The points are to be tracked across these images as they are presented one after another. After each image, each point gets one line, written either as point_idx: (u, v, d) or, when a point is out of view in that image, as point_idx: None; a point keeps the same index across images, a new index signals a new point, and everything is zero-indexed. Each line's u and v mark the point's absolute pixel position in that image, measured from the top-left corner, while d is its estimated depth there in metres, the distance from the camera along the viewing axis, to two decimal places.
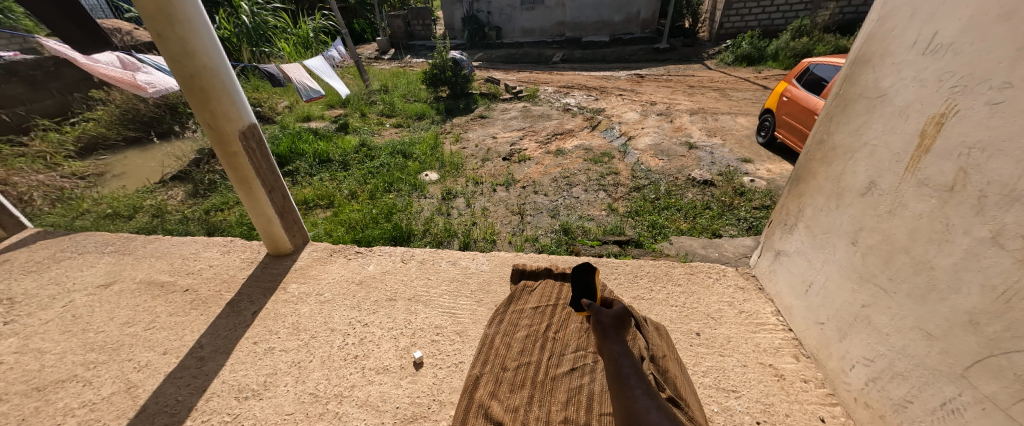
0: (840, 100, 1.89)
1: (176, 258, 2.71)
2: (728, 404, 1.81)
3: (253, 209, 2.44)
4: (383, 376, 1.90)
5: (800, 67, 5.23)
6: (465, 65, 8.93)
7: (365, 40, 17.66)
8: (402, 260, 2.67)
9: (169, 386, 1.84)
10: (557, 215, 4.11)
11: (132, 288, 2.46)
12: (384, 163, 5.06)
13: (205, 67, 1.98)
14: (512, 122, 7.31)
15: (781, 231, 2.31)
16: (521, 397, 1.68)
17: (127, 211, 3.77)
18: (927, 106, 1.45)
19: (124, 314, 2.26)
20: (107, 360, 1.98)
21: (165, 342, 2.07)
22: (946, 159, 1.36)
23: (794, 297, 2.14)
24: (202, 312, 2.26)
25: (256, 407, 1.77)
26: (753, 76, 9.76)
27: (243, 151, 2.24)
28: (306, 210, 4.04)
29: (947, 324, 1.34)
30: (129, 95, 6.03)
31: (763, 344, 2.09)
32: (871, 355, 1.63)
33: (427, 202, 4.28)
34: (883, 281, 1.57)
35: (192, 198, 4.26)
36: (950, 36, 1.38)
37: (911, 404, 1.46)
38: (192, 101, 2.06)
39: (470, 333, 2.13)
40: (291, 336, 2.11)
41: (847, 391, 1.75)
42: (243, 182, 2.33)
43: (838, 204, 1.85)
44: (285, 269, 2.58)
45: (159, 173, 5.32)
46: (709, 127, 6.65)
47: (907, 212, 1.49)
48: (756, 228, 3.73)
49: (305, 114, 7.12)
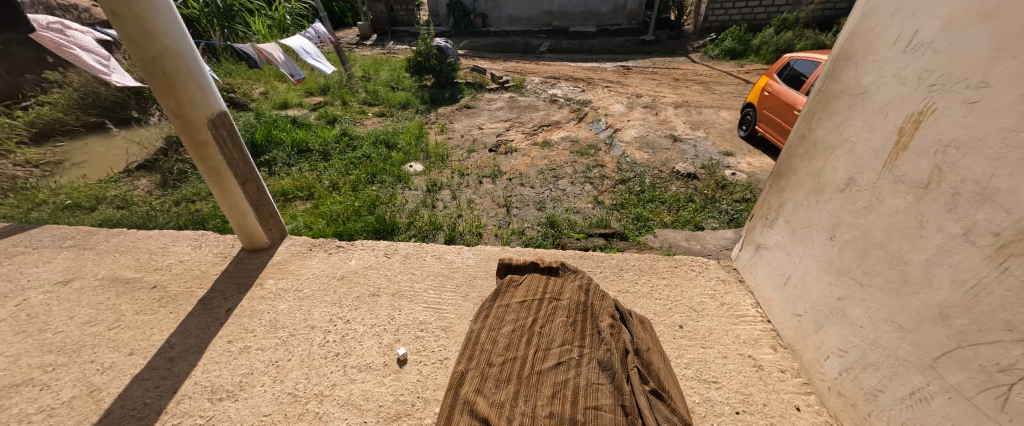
0: (822, 97, 1.93)
1: (143, 253, 2.58)
2: (709, 395, 1.84)
3: (226, 202, 2.33)
4: (366, 373, 1.85)
5: (782, 62, 5.30)
6: (450, 52, 8.72)
7: (345, 24, 17.15)
8: (385, 254, 2.60)
9: (136, 388, 1.75)
10: (544, 208, 4.07)
11: (95, 284, 2.32)
12: (366, 154, 4.91)
13: (168, 50, 1.84)
14: (498, 112, 7.20)
15: (761, 225, 2.35)
16: (507, 392, 1.68)
17: (89, 203, 3.55)
18: (906, 103, 1.47)
19: (86, 313, 2.13)
20: (68, 362, 1.87)
21: (131, 342, 1.96)
22: (922, 157, 1.39)
23: (773, 289, 2.18)
24: (172, 310, 2.16)
25: (231, 408, 1.70)
26: (735, 70, 9.89)
27: (213, 140, 2.12)
28: (285, 202, 3.90)
29: (918, 317, 1.38)
30: (88, 77, 5.58)
31: (743, 335, 2.13)
32: (845, 346, 1.68)
33: (412, 194, 4.18)
34: (859, 275, 1.62)
35: (160, 189, 4.05)
36: (930, 35, 1.40)
37: (882, 393, 1.51)
38: (154, 86, 1.91)
39: (455, 329, 2.09)
40: (268, 334, 2.03)
41: (821, 380, 1.81)
42: (213, 174, 2.21)
43: (817, 200, 1.89)
44: (262, 264, 2.49)
45: (123, 162, 5.00)
46: (693, 120, 6.71)
47: (884, 208, 1.53)
48: (737, 221, 3.80)
49: (281, 101, 6.85)
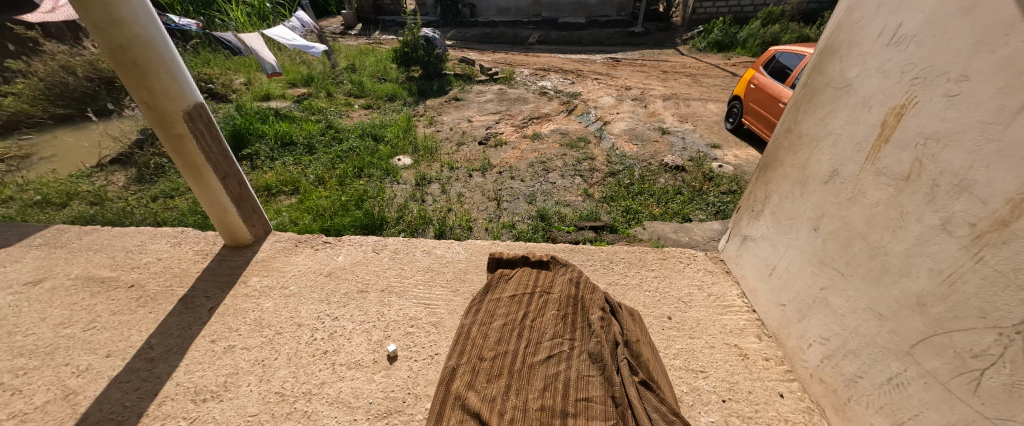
0: (808, 89, 1.94)
1: (119, 250, 2.48)
2: (696, 384, 1.87)
3: (205, 197, 2.25)
4: (355, 371, 1.83)
5: (768, 55, 5.35)
6: (438, 43, 8.58)
7: (330, 12, 16.72)
8: (373, 250, 2.56)
9: (114, 390, 1.70)
10: (534, 201, 4.06)
11: (68, 284, 2.23)
12: (353, 146, 4.82)
13: (138, 38, 1.75)
14: (487, 105, 7.13)
15: (747, 217, 2.38)
16: (498, 386, 1.67)
17: (59, 199, 3.40)
18: (889, 96, 1.49)
19: (58, 314, 2.05)
20: (40, 365, 1.80)
21: (108, 344, 1.90)
22: (904, 149, 1.41)
23: (758, 280, 2.22)
24: (151, 310, 2.09)
25: (216, 409, 1.66)
26: (723, 62, 9.95)
27: (189, 133, 2.04)
28: (269, 197, 3.81)
29: (897, 306, 1.41)
30: (53, 66, 5.30)
31: (729, 325, 2.17)
32: (827, 334, 1.72)
33: (400, 188, 4.12)
34: (841, 265, 1.65)
35: (136, 184, 3.90)
36: (913, 28, 1.41)
37: (862, 379, 1.55)
38: (123, 77, 1.82)
39: (446, 324, 2.07)
40: (253, 333, 1.99)
41: (804, 367, 1.85)
42: (190, 168, 2.13)
43: (802, 192, 1.92)
44: (245, 261, 2.42)
45: (95, 155, 4.80)
46: (681, 113, 6.75)
47: (866, 200, 1.55)
48: (724, 212, 3.85)
49: (263, 93, 6.65)
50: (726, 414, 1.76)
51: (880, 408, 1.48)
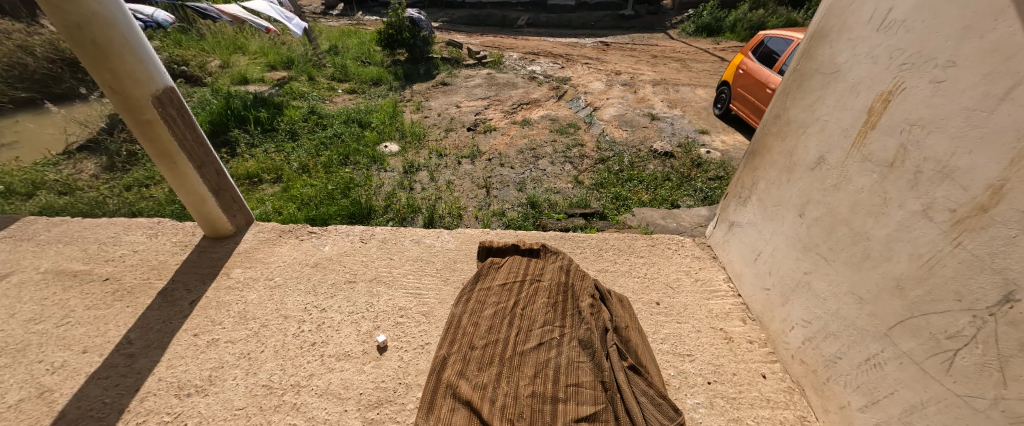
0: (797, 75, 1.94)
1: (91, 243, 2.38)
2: (683, 368, 1.90)
3: (181, 187, 2.16)
4: (345, 362, 1.81)
5: (756, 39, 5.34)
6: (423, 25, 8.35)
7: None
8: (361, 240, 2.51)
9: (93, 387, 1.64)
10: (524, 189, 4.03)
11: (38, 278, 2.14)
12: (337, 133, 4.69)
13: (97, 17, 1.64)
14: (475, 90, 7.00)
15: (735, 203, 2.40)
16: (489, 374, 1.67)
17: (25, 188, 3.25)
18: (877, 82, 1.49)
19: (29, 310, 1.97)
20: (12, 363, 1.73)
21: (84, 340, 1.83)
22: (889, 135, 1.42)
23: (743, 265, 2.26)
24: (128, 304, 2.02)
25: (201, 403, 1.63)
26: (711, 47, 9.92)
27: (159, 119, 1.94)
28: (251, 186, 3.70)
29: (877, 289, 1.44)
30: (10, 46, 5.05)
31: (715, 310, 2.21)
32: (809, 317, 1.76)
33: (388, 176, 4.04)
34: (824, 250, 1.68)
35: (108, 172, 3.74)
36: (903, 12, 1.40)
37: (841, 360, 1.59)
38: (84, 60, 1.71)
39: (436, 313, 2.06)
40: (238, 326, 1.94)
41: (786, 349, 1.90)
42: (162, 157, 2.03)
43: (789, 178, 1.93)
44: (227, 252, 2.35)
45: (61, 142, 4.56)
46: (670, 99, 6.73)
47: (851, 187, 1.57)
48: (711, 198, 3.89)
49: (240, 76, 6.38)
50: (711, 396, 1.79)
51: (857, 387, 1.52)
